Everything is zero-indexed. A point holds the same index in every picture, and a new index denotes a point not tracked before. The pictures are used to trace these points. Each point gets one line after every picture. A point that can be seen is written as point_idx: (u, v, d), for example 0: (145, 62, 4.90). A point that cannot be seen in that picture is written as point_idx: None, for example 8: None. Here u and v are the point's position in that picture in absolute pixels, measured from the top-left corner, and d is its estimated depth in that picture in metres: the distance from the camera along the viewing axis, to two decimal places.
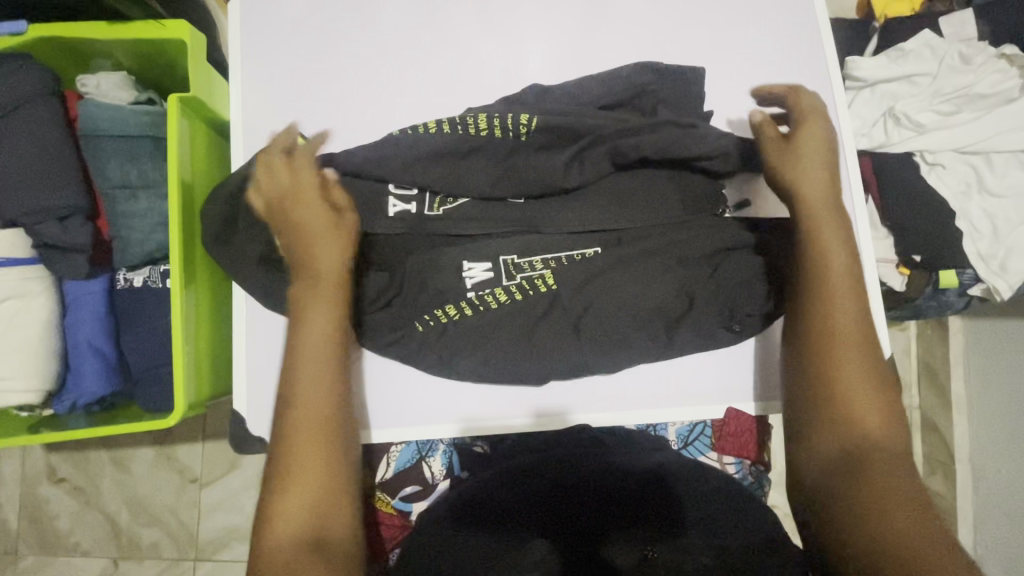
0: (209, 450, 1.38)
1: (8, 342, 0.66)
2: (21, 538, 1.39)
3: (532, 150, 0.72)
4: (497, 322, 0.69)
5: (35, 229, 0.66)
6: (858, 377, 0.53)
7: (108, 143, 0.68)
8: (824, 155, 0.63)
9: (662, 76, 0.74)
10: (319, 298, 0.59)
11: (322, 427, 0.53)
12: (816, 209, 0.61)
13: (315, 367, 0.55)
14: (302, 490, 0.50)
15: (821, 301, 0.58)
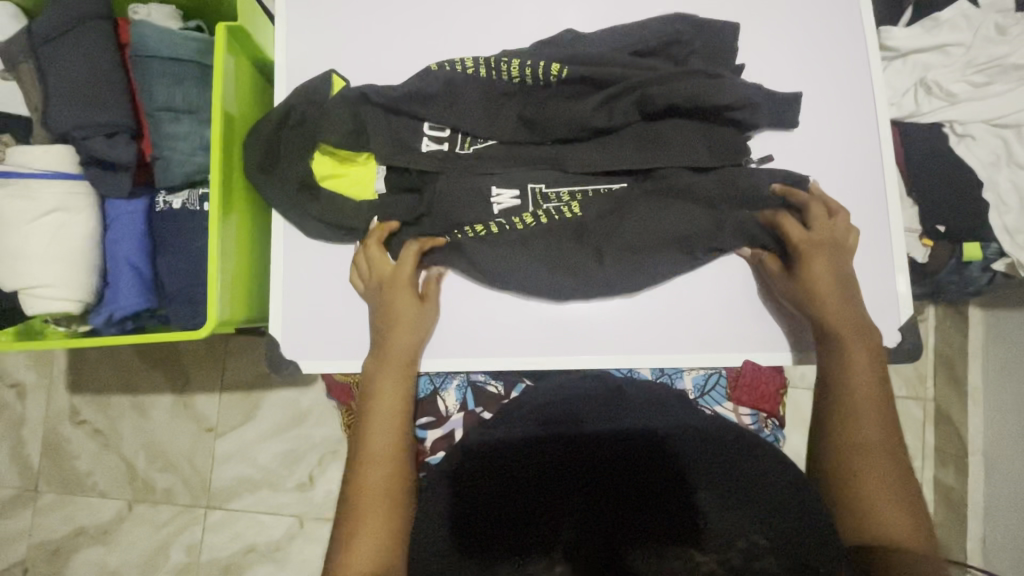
0: (226, 401, 1.42)
1: (53, 252, 0.69)
2: (42, 475, 1.44)
3: (561, 96, 0.74)
4: (525, 239, 0.71)
5: (84, 144, 0.69)
6: (880, 473, 0.60)
7: (157, 66, 0.70)
8: (835, 271, 0.68)
9: (700, 28, 0.75)
10: (389, 366, 0.69)
11: (386, 466, 0.64)
12: (844, 322, 0.67)
13: (388, 423, 0.67)
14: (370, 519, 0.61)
15: (848, 394, 0.64)
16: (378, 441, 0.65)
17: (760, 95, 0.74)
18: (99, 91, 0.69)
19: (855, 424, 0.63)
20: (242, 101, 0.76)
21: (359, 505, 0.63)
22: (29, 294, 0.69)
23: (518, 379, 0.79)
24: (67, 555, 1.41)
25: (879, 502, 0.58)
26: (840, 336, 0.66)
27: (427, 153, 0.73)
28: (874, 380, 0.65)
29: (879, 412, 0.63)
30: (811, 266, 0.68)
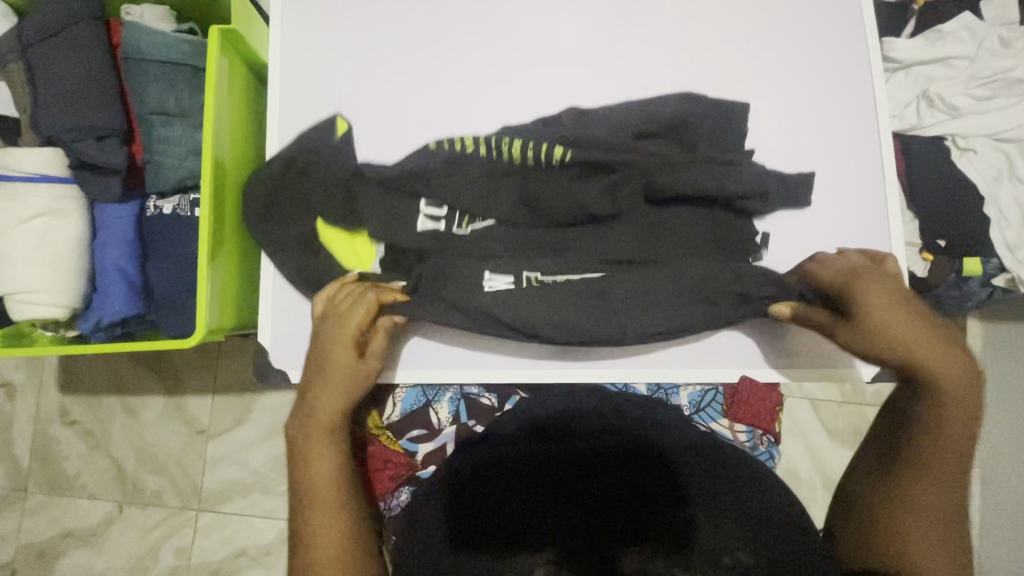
0: (219, 403, 1.40)
1: (39, 257, 0.68)
2: (31, 476, 1.42)
3: (565, 178, 0.69)
4: (517, 306, 0.66)
5: (73, 147, 0.68)
6: (928, 497, 0.56)
7: (149, 69, 0.69)
8: (909, 317, 0.60)
9: (707, 111, 0.72)
10: (330, 377, 0.65)
11: (328, 487, 0.61)
12: (912, 349, 0.59)
13: (324, 436, 0.63)
14: (325, 556, 0.58)
15: (928, 432, 0.58)
16: (317, 459, 0.62)
17: (769, 180, 0.72)
18: (90, 93, 0.68)
19: (930, 458, 0.57)
20: (235, 107, 0.75)
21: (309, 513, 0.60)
22: (16, 298, 0.68)
23: (512, 392, 0.78)
24: (56, 557, 1.40)
25: (909, 534, 0.55)
26: (936, 384, 0.58)
27: (421, 231, 0.70)
28: (963, 404, 0.57)
29: (960, 430, 0.57)
30: (878, 311, 0.60)
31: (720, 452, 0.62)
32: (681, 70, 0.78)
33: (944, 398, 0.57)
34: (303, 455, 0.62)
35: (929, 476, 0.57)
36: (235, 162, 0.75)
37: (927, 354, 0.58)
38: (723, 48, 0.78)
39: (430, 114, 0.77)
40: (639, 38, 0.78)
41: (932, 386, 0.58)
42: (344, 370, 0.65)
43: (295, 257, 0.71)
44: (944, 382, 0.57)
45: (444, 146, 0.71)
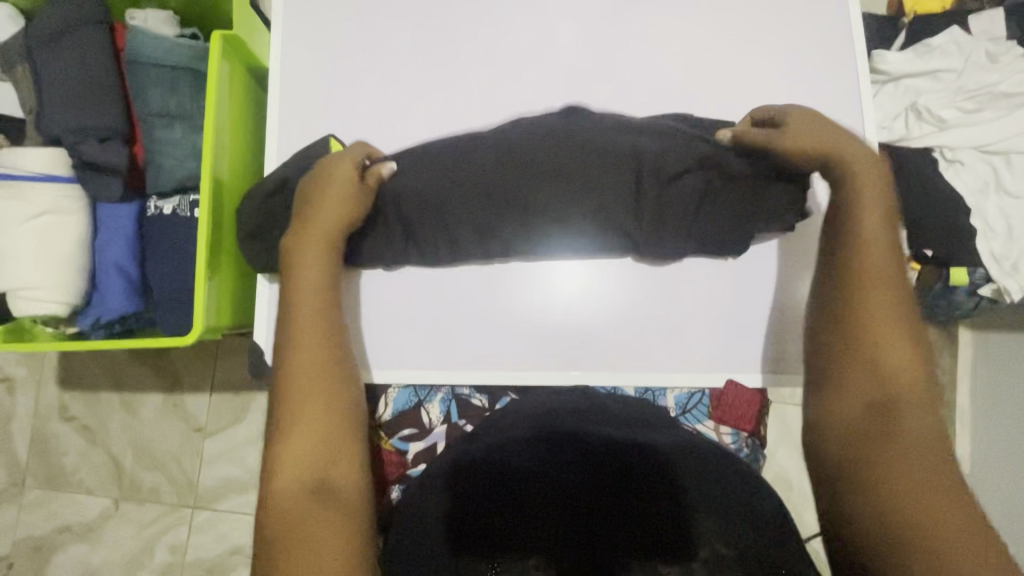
0: (216, 401, 1.42)
1: (41, 254, 0.70)
2: (29, 471, 1.43)
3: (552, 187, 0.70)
4: (499, 218, 0.70)
5: (75, 147, 0.69)
6: (885, 303, 0.53)
7: (152, 72, 0.71)
8: (829, 137, 0.61)
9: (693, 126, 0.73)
10: (315, 239, 0.63)
11: (315, 344, 0.57)
12: (833, 156, 0.60)
13: (313, 298, 0.60)
14: (307, 422, 0.53)
15: (868, 266, 0.55)
16: (305, 317, 0.58)
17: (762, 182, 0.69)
18: (94, 94, 0.70)
19: (880, 280, 0.54)
20: (235, 110, 0.77)
21: (285, 398, 0.54)
22: (17, 295, 0.70)
23: (502, 394, 0.79)
24: (52, 552, 1.41)
25: (883, 349, 0.51)
26: (847, 183, 0.59)
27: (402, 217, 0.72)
28: (884, 228, 0.57)
29: (874, 209, 0.57)
30: (796, 132, 0.62)
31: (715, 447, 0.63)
32: (673, 79, 0.79)
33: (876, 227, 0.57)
34: (286, 314, 0.59)
35: (878, 285, 0.54)
36: (234, 163, 0.77)
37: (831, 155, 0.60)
38: (715, 60, 0.80)
39: (427, 120, 0.79)
40: (631, 48, 0.80)
41: (846, 203, 0.58)
42: (328, 234, 0.63)
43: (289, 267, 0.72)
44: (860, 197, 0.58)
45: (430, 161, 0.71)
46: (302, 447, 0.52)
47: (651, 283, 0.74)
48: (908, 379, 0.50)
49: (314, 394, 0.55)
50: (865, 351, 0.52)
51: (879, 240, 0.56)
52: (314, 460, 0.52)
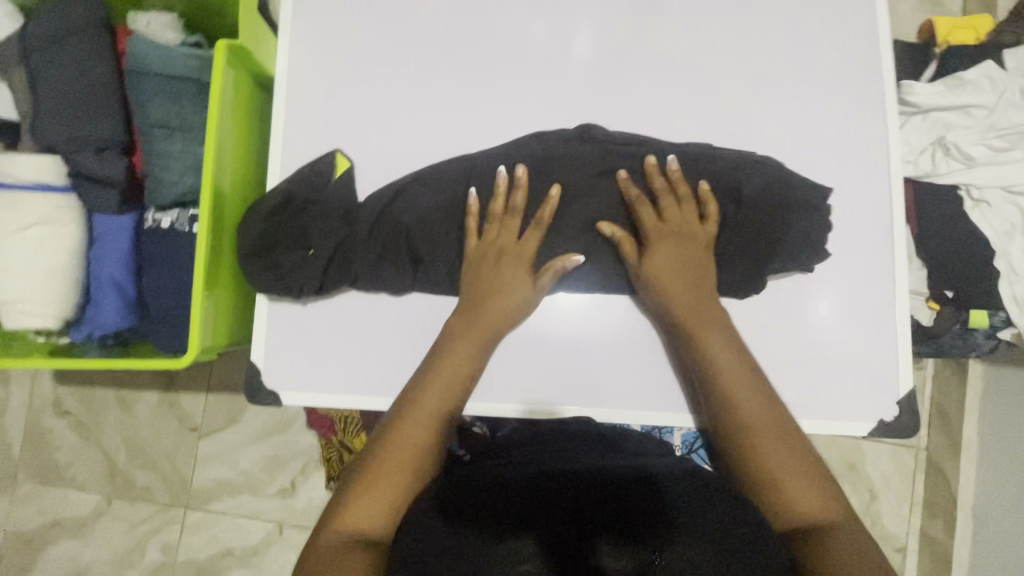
0: (212, 402, 1.40)
1: (32, 267, 0.67)
2: (22, 464, 1.42)
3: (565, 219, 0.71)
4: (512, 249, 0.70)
5: (72, 158, 0.67)
6: (752, 404, 0.62)
7: (153, 82, 0.68)
8: (685, 260, 0.68)
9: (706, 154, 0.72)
10: (466, 323, 0.68)
11: (431, 416, 0.63)
12: (668, 262, 0.68)
13: (450, 374, 0.66)
14: (383, 480, 0.59)
15: (720, 381, 0.64)
16: (435, 388, 0.65)
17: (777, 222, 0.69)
18: (92, 103, 0.67)
19: (735, 390, 0.63)
20: (238, 121, 0.74)
21: (383, 454, 0.61)
22: (8, 307, 0.67)
23: (504, 422, 0.78)
24: (43, 547, 1.40)
25: (782, 478, 0.58)
26: (687, 327, 0.66)
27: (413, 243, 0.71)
28: (738, 364, 0.64)
29: (728, 350, 0.65)
30: (659, 246, 0.68)
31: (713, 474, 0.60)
32: (694, 105, 0.76)
33: (716, 339, 0.66)
34: (423, 374, 0.66)
35: (755, 418, 0.62)
36: (235, 176, 0.74)
37: (677, 306, 0.67)
38: (739, 87, 0.76)
39: (437, 140, 0.76)
40: (652, 70, 0.77)
41: (684, 318, 0.67)
42: (484, 323, 0.68)
43: (295, 289, 0.70)
44: (707, 342, 0.65)
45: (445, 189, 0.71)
46: (375, 501, 0.58)
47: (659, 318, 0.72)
48: (811, 507, 0.57)
49: (407, 462, 0.60)
50: (753, 459, 0.60)
51: (739, 368, 0.64)
52: (377, 518, 0.57)
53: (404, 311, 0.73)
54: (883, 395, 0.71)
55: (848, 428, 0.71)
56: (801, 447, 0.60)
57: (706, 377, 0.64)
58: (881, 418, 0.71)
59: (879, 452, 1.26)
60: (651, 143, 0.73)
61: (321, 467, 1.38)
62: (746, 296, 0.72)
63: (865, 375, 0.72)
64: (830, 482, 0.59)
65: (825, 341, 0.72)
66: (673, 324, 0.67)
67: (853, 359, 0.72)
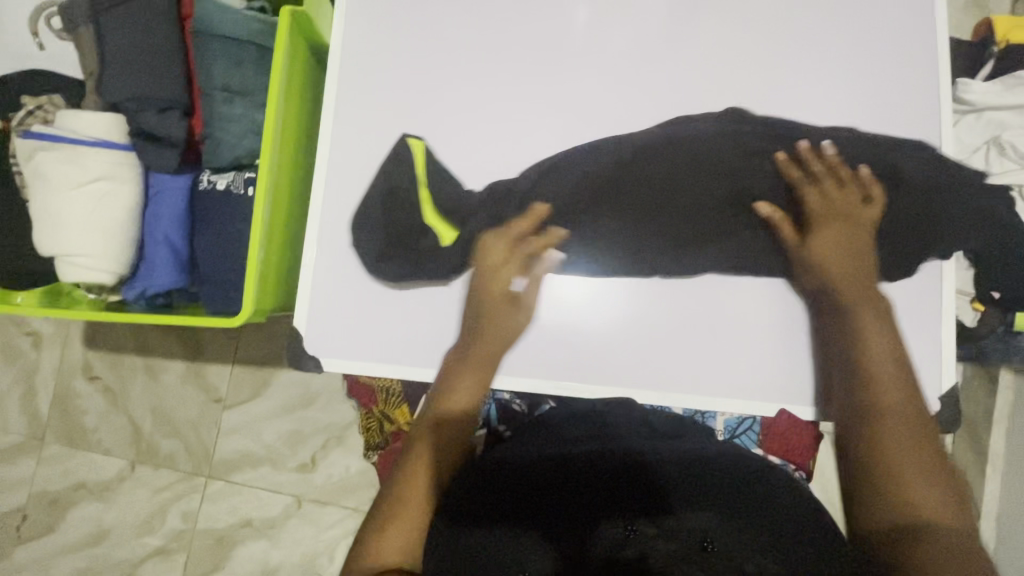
0: (237, 374, 1.41)
1: (93, 221, 0.68)
2: (50, 426, 1.45)
3: (707, 200, 0.73)
4: (659, 228, 0.73)
5: (134, 115, 0.69)
6: (892, 391, 0.59)
7: (217, 44, 0.69)
8: (852, 243, 0.68)
9: (768, 142, 0.73)
10: (473, 359, 0.68)
11: (444, 446, 0.64)
12: (826, 243, 0.68)
13: (457, 407, 0.66)
14: (408, 514, 0.59)
15: (859, 362, 0.62)
16: (444, 421, 0.65)
17: (910, 204, 0.72)
18: (156, 62, 0.68)
19: (874, 375, 0.61)
20: (293, 89, 0.75)
21: (401, 494, 0.60)
22: (67, 260, 0.69)
23: (541, 400, 0.78)
24: (66, 508, 1.42)
25: (907, 477, 0.54)
26: (842, 306, 0.66)
27: (500, 217, 0.73)
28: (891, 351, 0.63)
29: (878, 329, 0.64)
30: (824, 227, 0.69)
31: (729, 451, 0.62)
32: (750, 90, 0.75)
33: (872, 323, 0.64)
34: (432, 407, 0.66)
35: (887, 403, 0.59)
36: (288, 143, 0.75)
37: (837, 284, 0.66)
38: (796, 73, 0.75)
39: (487, 115, 0.76)
40: (708, 51, 0.76)
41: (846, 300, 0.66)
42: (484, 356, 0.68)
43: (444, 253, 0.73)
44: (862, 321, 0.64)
45: (577, 163, 0.74)
46: (403, 534, 0.58)
47: (708, 301, 0.72)
48: (933, 510, 0.52)
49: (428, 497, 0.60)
50: (873, 447, 0.56)
51: (881, 349, 0.62)
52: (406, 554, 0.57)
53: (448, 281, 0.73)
54: (926, 390, 0.71)
55: None
56: (931, 443, 0.56)
57: (852, 352, 0.64)
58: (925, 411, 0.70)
59: None
60: (706, 127, 0.74)
61: (341, 444, 1.38)
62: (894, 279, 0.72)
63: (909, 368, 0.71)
64: (959, 494, 0.54)
65: None
66: (830, 300, 0.67)
67: None
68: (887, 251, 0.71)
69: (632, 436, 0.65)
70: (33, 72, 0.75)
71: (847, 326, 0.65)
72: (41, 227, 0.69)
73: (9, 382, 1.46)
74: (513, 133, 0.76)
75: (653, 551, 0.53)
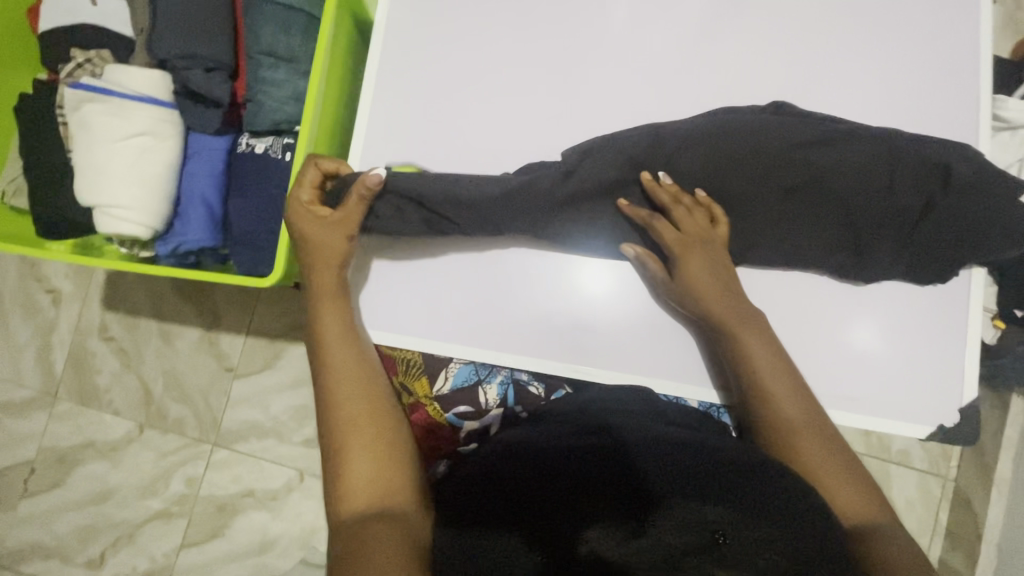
0: (249, 344, 1.43)
1: (134, 174, 0.70)
2: (63, 382, 1.47)
3: (751, 181, 0.69)
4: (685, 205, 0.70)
5: (183, 73, 0.70)
6: (786, 390, 0.66)
7: (267, 9, 0.70)
8: (714, 266, 0.69)
9: (819, 130, 0.70)
10: (330, 304, 0.69)
11: (355, 373, 0.67)
12: (699, 271, 0.68)
13: (340, 342, 0.68)
14: (360, 451, 0.63)
15: (758, 377, 0.66)
16: (334, 360, 0.67)
17: (972, 205, 0.67)
18: (207, 23, 0.69)
19: (771, 384, 0.66)
20: (337, 61, 0.76)
21: (345, 437, 0.64)
22: (105, 211, 0.70)
23: (558, 385, 0.77)
24: (73, 464, 1.44)
25: (829, 480, 0.63)
26: (728, 329, 0.67)
27: (534, 190, 0.69)
28: (772, 354, 0.67)
29: (765, 342, 0.67)
30: (687, 257, 0.69)
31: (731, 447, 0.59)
32: (787, 90, 0.76)
33: (754, 338, 0.67)
34: (322, 355, 0.68)
35: (794, 421, 0.65)
36: (326, 114, 0.76)
37: (710, 306, 0.68)
38: (834, 76, 0.76)
39: (524, 98, 0.77)
40: (748, 50, 0.77)
41: (729, 316, 0.67)
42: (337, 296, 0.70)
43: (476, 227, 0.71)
44: (744, 340, 0.67)
45: (610, 141, 0.71)
46: (365, 465, 0.62)
47: None
48: (852, 503, 0.62)
49: (370, 431, 0.64)
50: (790, 452, 0.64)
51: (773, 359, 0.66)
52: (375, 489, 0.61)
53: (479, 258, 0.75)
54: (947, 401, 0.71)
55: (904, 429, 0.71)
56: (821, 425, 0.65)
57: (743, 370, 0.66)
58: (942, 423, 0.70)
59: (906, 478, 1.21)
60: (754, 115, 0.72)
61: None
62: (931, 283, 0.71)
63: (930, 377, 0.71)
64: (864, 476, 0.64)
65: (893, 339, 0.72)
66: (714, 325, 0.68)
67: (919, 363, 0.71)
68: (922, 255, 0.69)
69: (627, 422, 0.63)
70: (84, 24, 0.77)
71: (733, 351, 0.67)
72: (83, 176, 0.71)
73: (26, 337, 1.49)
74: (547, 116, 0.76)
75: (661, 545, 0.50)
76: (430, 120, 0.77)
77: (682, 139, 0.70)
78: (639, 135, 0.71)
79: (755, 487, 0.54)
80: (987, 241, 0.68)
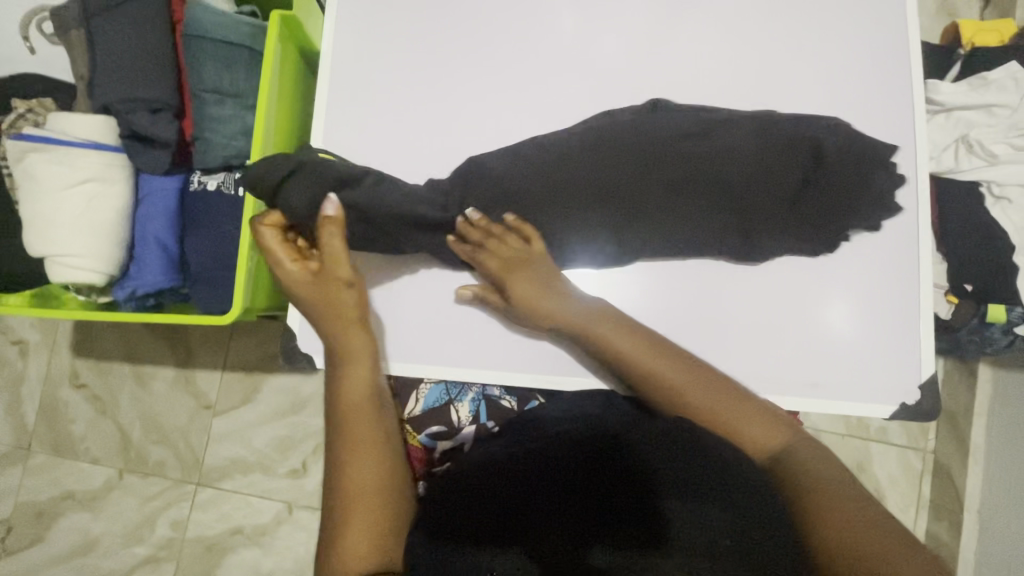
0: (226, 379, 1.41)
1: (85, 222, 0.70)
2: (36, 435, 1.43)
3: (699, 179, 0.71)
4: (638, 206, 0.71)
5: (126, 116, 0.69)
6: (664, 368, 0.66)
7: (210, 47, 0.71)
8: (544, 282, 0.70)
9: (762, 131, 0.72)
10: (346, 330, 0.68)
11: (368, 409, 0.66)
12: (533, 286, 0.70)
13: (359, 375, 0.67)
14: (363, 507, 0.60)
15: (629, 364, 0.67)
16: (353, 392, 0.66)
17: (859, 180, 0.71)
18: (148, 67, 0.69)
19: (645, 366, 0.66)
20: (284, 93, 0.77)
21: (349, 486, 0.61)
22: (56, 261, 0.69)
23: (531, 396, 0.77)
24: (53, 519, 1.40)
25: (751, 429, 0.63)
26: (579, 328, 0.68)
27: (485, 205, 0.71)
28: (637, 340, 0.68)
29: (625, 331, 0.68)
30: (515, 280, 0.70)
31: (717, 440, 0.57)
32: (727, 91, 0.78)
33: (609, 330, 0.68)
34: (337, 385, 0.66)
35: (689, 392, 0.65)
36: (279, 145, 0.77)
37: (551, 312, 0.69)
38: (771, 74, 0.78)
39: (473, 117, 0.78)
40: (687, 54, 0.79)
41: (575, 319, 0.69)
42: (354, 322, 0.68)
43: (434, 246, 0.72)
44: (602, 331, 0.68)
45: (555, 145, 0.72)
46: (367, 520, 0.59)
47: (689, 294, 0.74)
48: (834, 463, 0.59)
49: (379, 484, 0.62)
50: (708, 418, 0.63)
51: (629, 341, 0.67)
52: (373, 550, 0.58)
53: (440, 277, 0.75)
54: (904, 379, 0.73)
55: (868, 411, 0.73)
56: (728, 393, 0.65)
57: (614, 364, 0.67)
58: (903, 401, 0.72)
59: (885, 454, 1.23)
60: (698, 113, 0.74)
61: None
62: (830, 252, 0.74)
63: (889, 357, 0.73)
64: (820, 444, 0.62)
65: (850, 321, 0.74)
66: (569, 326, 0.69)
67: (877, 344, 0.73)
68: (816, 228, 0.72)
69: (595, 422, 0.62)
70: (28, 78, 0.77)
71: (594, 349, 0.68)
72: (32, 228, 0.70)
73: None
74: (496, 133, 0.77)
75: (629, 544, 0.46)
76: (382, 144, 0.77)
77: (628, 141, 0.71)
78: (585, 140, 0.72)
79: (742, 480, 0.51)
80: (866, 212, 0.72)
